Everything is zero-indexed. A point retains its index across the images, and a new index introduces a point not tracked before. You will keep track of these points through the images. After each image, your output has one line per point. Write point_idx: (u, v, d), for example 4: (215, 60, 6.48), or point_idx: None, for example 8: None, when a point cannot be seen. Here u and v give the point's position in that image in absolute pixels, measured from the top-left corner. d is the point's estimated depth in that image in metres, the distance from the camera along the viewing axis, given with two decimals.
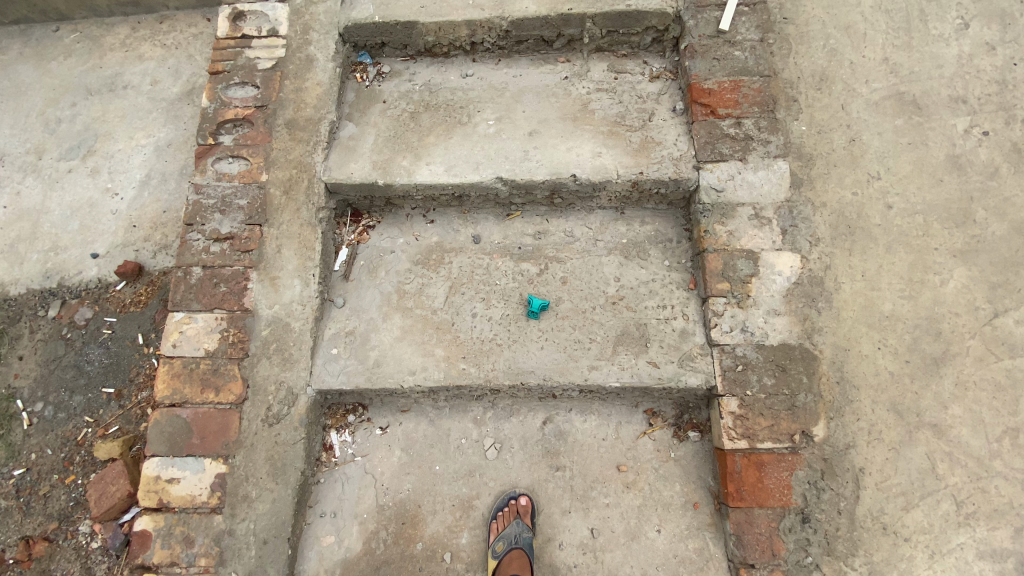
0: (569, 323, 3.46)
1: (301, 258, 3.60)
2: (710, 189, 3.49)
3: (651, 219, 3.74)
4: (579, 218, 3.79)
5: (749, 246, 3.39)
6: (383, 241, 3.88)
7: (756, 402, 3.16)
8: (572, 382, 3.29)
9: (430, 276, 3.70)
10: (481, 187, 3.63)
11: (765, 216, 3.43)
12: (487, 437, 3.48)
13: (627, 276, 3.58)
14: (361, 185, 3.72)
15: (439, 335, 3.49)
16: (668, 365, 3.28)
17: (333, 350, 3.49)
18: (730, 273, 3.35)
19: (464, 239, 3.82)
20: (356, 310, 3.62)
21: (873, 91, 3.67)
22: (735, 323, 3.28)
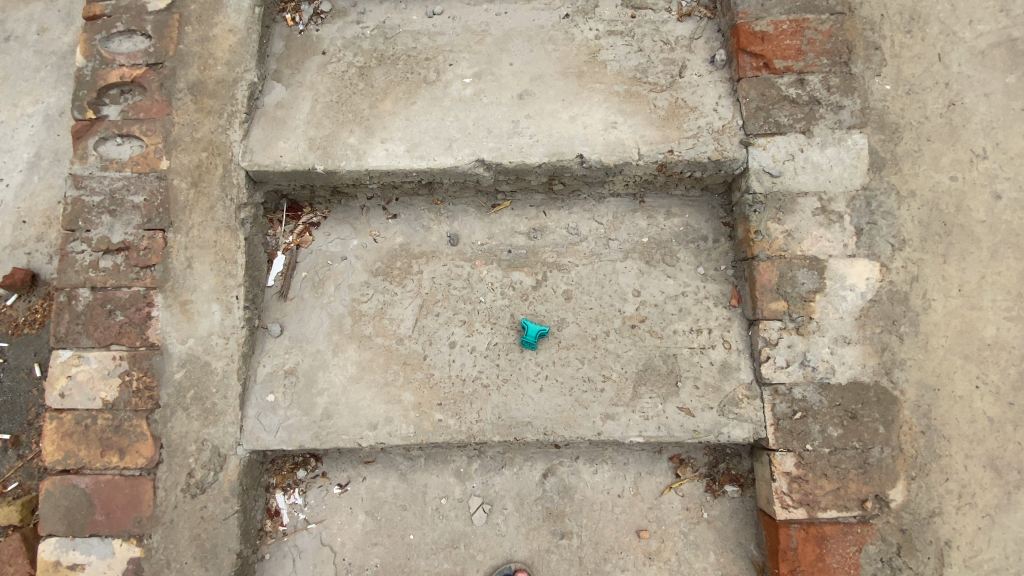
0: (575, 355, 2.66)
1: (219, 275, 2.73)
2: (763, 173, 2.60)
3: (680, 210, 2.86)
4: (585, 208, 2.88)
5: (813, 252, 2.55)
6: (330, 244, 2.96)
7: (818, 460, 2.45)
8: (580, 436, 2.54)
9: (393, 292, 2.84)
10: (456, 174, 2.69)
11: (834, 211, 2.59)
12: (473, 496, 2.78)
13: (650, 289, 2.74)
14: (295, 173, 2.77)
15: (407, 374, 2.69)
16: (705, 412, 2.53)
17: (269, 397, 2.69)
18: (788, 288, 2.54)
19: (436, 240, 2.92)
20: (298, 339, 2.78)
21: (980, 35, 2.72)
22: (793, 355, 2.51)
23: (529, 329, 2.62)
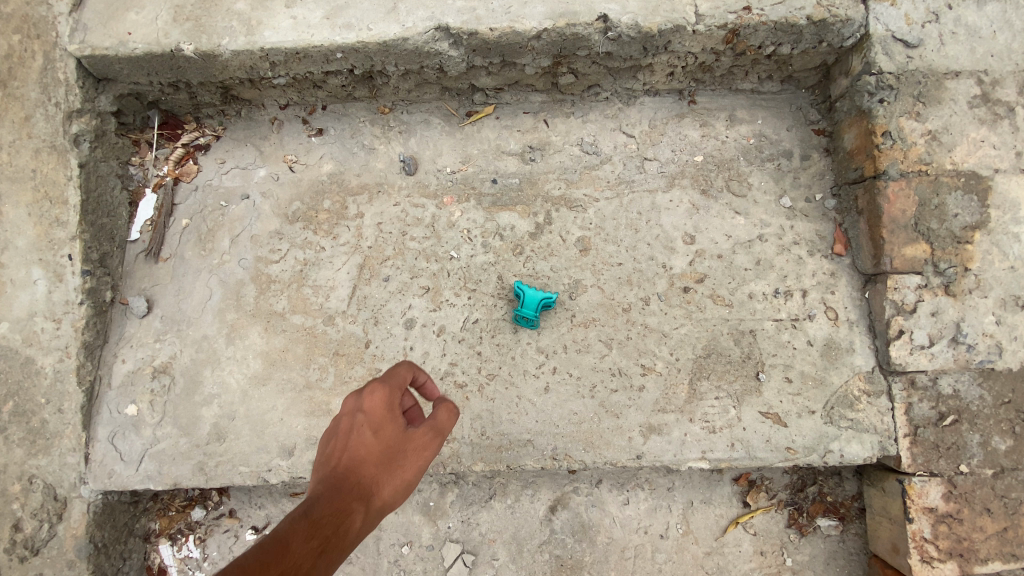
0: (598, 336, 1.74)
1: (40, 223, 1.74)
2: (894, 42, 1.63)
3: (748, 113, 1.89)
4: (606, 115, 1.92)
5: (971, 165, 1.61)
6: (225, 177, 1.97)
7: (976, 488, 1.57)
8: (607, 461, 1.65)
9: (318, 247, 1.88)
10: (406, 53, 1.70)
11: (999, 101, 1.63)
12: (449, 544, 1.89)
13: (709, 233, 1.80)
14: (153, 60, 1.75)
15: (339, 371, 1.76)
16: (801, 419, 1.65)
17: (129, 410, 1.76)
18: (933, 223, 1.59)
19: (382, 166, 1.94)
20: (175, 320, 1.83)
21: None
22: (941, 328, 1.59)
23: (529, 296, 1.68)
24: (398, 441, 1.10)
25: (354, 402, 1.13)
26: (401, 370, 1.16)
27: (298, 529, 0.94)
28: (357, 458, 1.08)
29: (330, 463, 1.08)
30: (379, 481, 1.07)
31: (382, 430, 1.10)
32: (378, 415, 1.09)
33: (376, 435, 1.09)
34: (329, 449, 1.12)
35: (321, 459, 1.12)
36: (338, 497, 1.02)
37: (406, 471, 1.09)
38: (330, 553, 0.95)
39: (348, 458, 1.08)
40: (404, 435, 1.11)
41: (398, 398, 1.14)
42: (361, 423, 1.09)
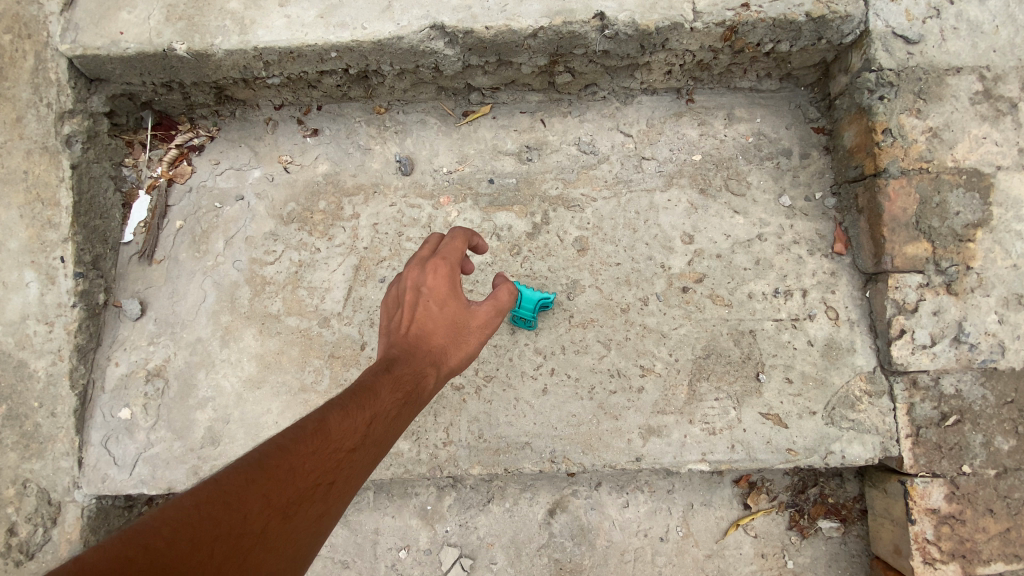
0: (596, 337, 1.72)
1: (32, 225, 1.72)
2: (894, 39, 1.61)
3: (747, 111, 1.88)
4: (604, 114, 1.90)
5: (972, 162, 1.60)
6: (219, 178, 1.95)
7: (979, 488, 1.55)
8: (606, 464, 1.63)
9: (313, 248, 1.86)
10: (401, 52, 1.69)
11: (1001, 98, 1.62)
12: (446, 547, 1.87)
13: (708, 232, 1.79)
14: (145, 60, 1.73)
15: (334, 373, 1.74)
16: (802, 420, 1.63)
17: (122, 414, 1.74)
18: (934, 221, 1.58)
19: (378, 166, 1.92)
20: (169, 322, 1.81)
21: None
22: (943, 328, 1.57)
23: (529, 296, 1.64)
24: (462, 317, 1.19)
25: (419, 275, 1.20)
26: (458, 244, 1.23)
27: (381, 382, 1.02)
28: (425, 328, 1.15)
29: (402, 330, 1.16)
30: (447, 351, 1.16)
31: (447, 302, 1.18)
32: (443, 293, 1.17)
33: (442, 310, 1.17)
34: (397, 318, 1.19)
35: (389, 327, 1.20)
36: (413, 359, 1.10)
37: (470, 344, 1.19)
38: (410, 404, 1.03)
39: (418, 326, 1.16)
40: (467, 313, 1.19)
41: (458, 270, 1.21)
42: (427, 298, 1.17)
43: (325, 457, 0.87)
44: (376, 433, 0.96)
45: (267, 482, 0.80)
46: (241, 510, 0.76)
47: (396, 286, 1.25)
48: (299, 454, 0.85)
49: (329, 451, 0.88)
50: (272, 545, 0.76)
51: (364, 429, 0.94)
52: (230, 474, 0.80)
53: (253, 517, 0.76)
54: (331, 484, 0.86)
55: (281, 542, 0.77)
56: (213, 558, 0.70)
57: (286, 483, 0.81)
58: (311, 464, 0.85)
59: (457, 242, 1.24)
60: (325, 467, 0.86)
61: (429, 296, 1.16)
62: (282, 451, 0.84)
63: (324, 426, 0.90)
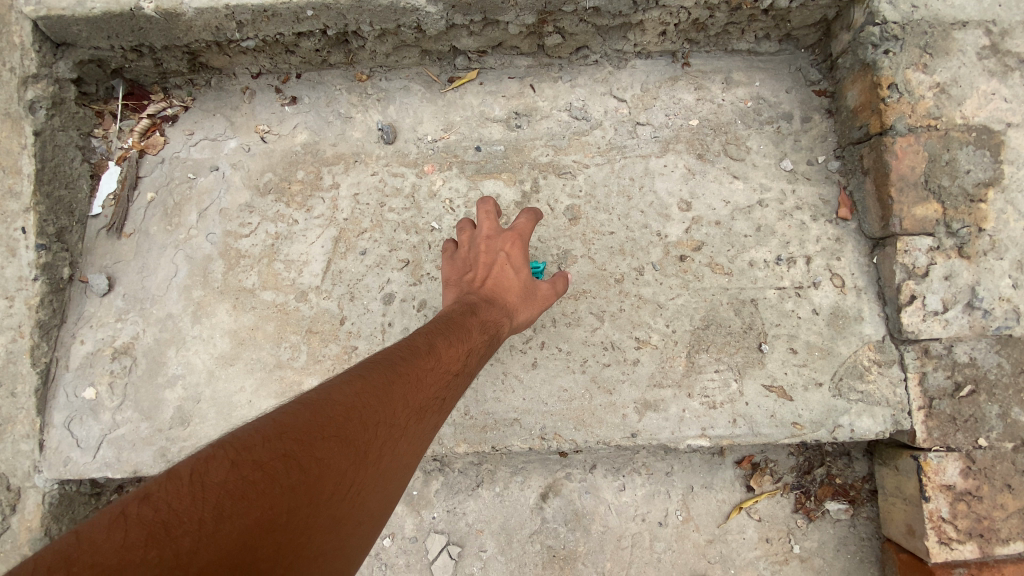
0: (589, 309, 1.63)
1: None
2: None
3: (745, 75, 1.80)
4: (596, 79, 1.82)
5: (982, 119, 1.52)
6: (193, 149, 1.86)
7: (996, 463, 1.45)
8: (600, 441, 1.54)
9: (291, 220, 1.77)
10: (380, 10, 1.59)
11: (1010, 52, 1.54)
12: (434, 534, 1.77)
13: (706, 198, 1.70)
14: (112, 21, 1.64)
15: (312, 349, 1.65)
16: (808, 392, 1.53)
17: (86, 394, 1.64)
18: (944, 180, 1.50)
19: (359, 135, 1.83)
20: (138, 298, 1.72)
21: None
22: (954, 293, 1.49)
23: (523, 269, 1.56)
24: (530, 285, 1.41)
25: (497, 242, 1.42)
26: (530, 224, 1.46)
27: (470, 323, 1.23)
28: (501, 284, 1.39)
29: (478, 284, 1.38)
30: (520, 308, 1.37)
31: (519, 269, 1.41)
32: (518, 261, 1.40)
33: (517, 274, 1.39)
34: (471, 275, 1.41)
35: (459, 282, 1.41)
36: (493, 307, 1.32)
37: (534, 307, 1.41)
38: (490, 347, 1.26)
39: (493, 285, 1.38)
40: (534, 282, 1.42)
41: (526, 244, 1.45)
42: (504, 262, 1.40)
43: (437, 376, 1.06)
44: (468, 365, 1.16)
45: (404, 386, 0.97)
46: (390, 405, 0.92)
47: (464, 250, 1.45)
48: (421, 370, 1.04)
49: (439, 371, 1.07)
50: (411, 438, 0.93)
51: (463, 358, 1.15)
52: (374, 374, 0.96)
53: (398, 413, 0.92)
54: (443, 399, 1.04)
55: (414, 438, 0.94)
56: (377, 437, 0.86)
57: (416, 391, 0.99)
58: (429, 381, 1.03)
59: (525, 222, 1.46)
60: (440, 383, 1.05)
61: (507, 261, 1.38)
62: (407, 365, 1.02)
63: (433, 353, 1.08)
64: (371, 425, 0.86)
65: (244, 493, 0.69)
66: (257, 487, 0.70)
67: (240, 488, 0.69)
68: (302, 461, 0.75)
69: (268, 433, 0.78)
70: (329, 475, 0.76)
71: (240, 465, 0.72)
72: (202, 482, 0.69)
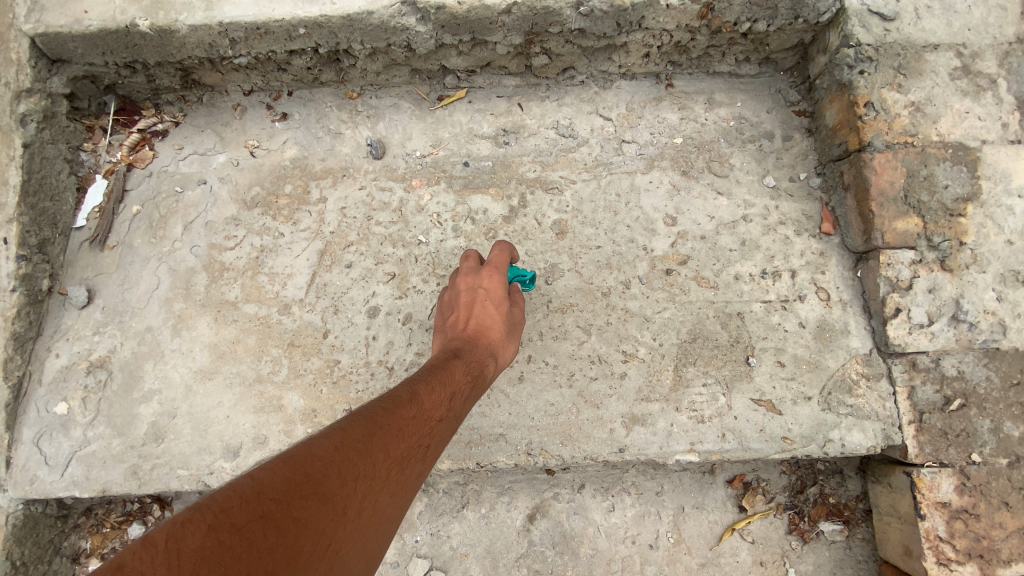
0: (576, 322, 1.62)
1: None
2: (870, 15, 1.59)
3: (727, 95, 1.84)
4: (582, 98, 1.86)
5: (957, 137, 1.56)
6: (182, 163, 1.87)
7: (991, 480, 1.43)
8: (588, 457, 1.50)
9: (277, 233, 1.76)
10: (372, 29, 1.63)
11: (981, 73, 1.60)
12: (416, 559, 1.70)
13: (691, 213, 1.72)
14: (107, 37, 1.68)
15: (294, 363, 1.61)
16: (797, 406, 1.51)
17: (57, 409, 1.59)
18: (923, 194, 1.52)
19: (348, 150, 1.85)
20: (118, 312, 1.69)
21: None
22: (938, 306, 1.49)
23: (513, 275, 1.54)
24: (510, 318, 1.44)
25: (475, 280, 1.45)
26: (506, 256, 1.49)
27: (454, 367, 1.21)
28: (484, 321, 1.40)
29: (462, 327, 1.40)
30: (504, 343, 1.40)
31: (500, 304, 1.43)
32: (497, 295, 1.42)
33: (497, 308, 1.41)
34: (455, 317, 1.43)
35: (446, 326, 1.44)
36: (478, 347, 1.33)
37: (515, 342, 1.44)
38: (474, 387, 1.24)
39: (477, 324, 1.39)
40: (512, 315, 1.45)
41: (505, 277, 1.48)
42: (483, 297, 1.42)
43: (421, 424, 1.01)
44: (451, 410, 1.12)
45: (387, 434, 0.91)
46: (372, 456, 0.86)
47: (450, 293, 1.49)
48: (406, 416, 0.99)
49: (421, 420, 1.01)
50: (392, 491, 0.88)
51: (448, 402, 1.12)
52: (356, 425, 0.90)
53: (380, 464, 0.87)
54: (426, 448, 1.00)
55: (394, 492, 0.88)
56: (356, 492, 0.79)
57: (399, 440, 0.93)
58: (413, 430, 0.97)
59: (503, 253, 1.50)
60: (424, 431, 1.01)
61: (487, 297, 1.40)
62: (389, 413, 0.97)
63: (416, 400, 1.04)
64: (352, 479, 0.80)
65: (222, 559, 0.61)
66: (232, 557, 0.62)
67: (217, 555, 0.62)
68: (281, 522, 0.68)
69: (247, 493, 0.71)
70: (309, 535, 0.70)
71: (217, 529, 0.65)
72: (178, 550, 0.61)
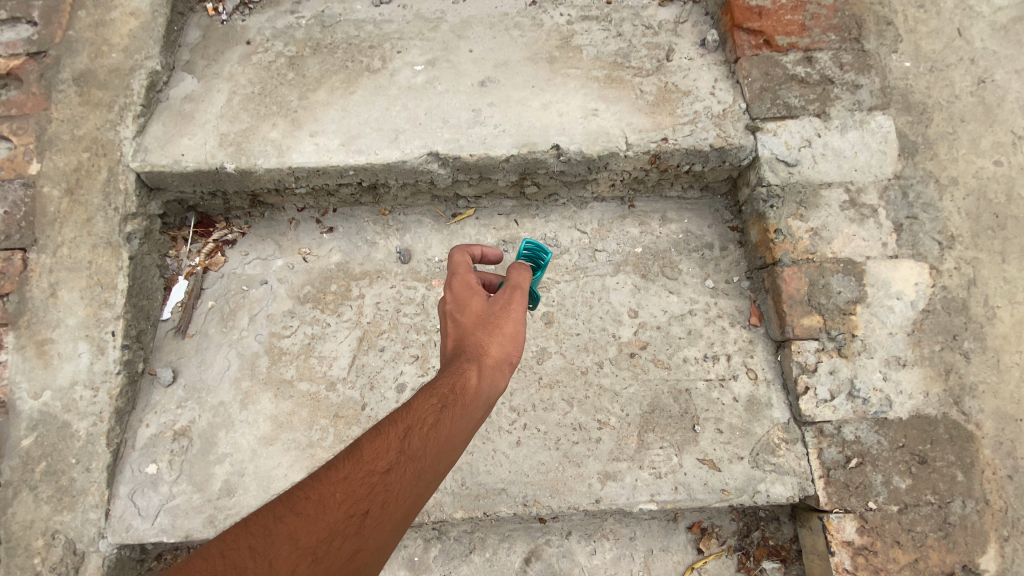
0: (561, 396, 2.06)
1: (90, 304, 2.06)
2: (777, 163, 2.13)
3: (677, 214, 2.37)
4: (564, 216, 2.38)
5: (847, 253, 2.06)
6: (247, 267, 2.35)
7: (884, 522, 1.84)
8: (572, 506, 1.90)
9: (324, 323, 2.22)
10: (405, 171, 2.17)
11: (865, 204, 2.11)
12: None
13: (649, 308, 2.20)
14: (200, 175, 2.20)
15: (338, 431, 2.03)
16: (733, 464, 1.94)
17: (148, 469, 2.00)
18: (822, 298, 2.01)
19: (381, 256, 2.34)
20: (196, 389, 2.13)
21: (1000, 9, 2.37)
22: (838, 385, 1.95)
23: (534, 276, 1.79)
24: (488, 310, 1.53)
25: (447, 303, 1.61)
26: (466, 260, 1.64)
27: (416, 404, 1.34)
28: (463, 329, 1.52)
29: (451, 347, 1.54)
30: (485, 337, 1.48)
31: (470, 307, 1.55)
32: (461, 303, 1.56)
33: (468, 313, 1.54)
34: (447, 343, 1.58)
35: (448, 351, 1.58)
36: (454, 364, 1.43)
37: (503, 327, 1.51)
38: (446, 407, 1.31)
39: (458, 337, 1.52)
40: (488, 307, 1.54)
41: (474, 281, 1.61)
42: (454, 312, 1.57)
43: (357, 489, 1.15)
44: (403, 454, 1.21)
45: (300, 519, 1.09)
46: (279, 547, 1.04)
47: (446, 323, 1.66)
48: (339, 484, 1.15)
49: (356, 485, 1.15)
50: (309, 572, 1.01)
51: (399, 445, 1.23)
52: (276, 516, 1.11)
53: (293, 549, 1.04)
54: (361, 516, 1.10)
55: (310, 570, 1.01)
56: None
57: (317, 521, 1.08)
58: (337, 503, 1.12)
59: (464, 264, 1.64)
60: (362, 493, 1.14)
61: (453, 311, 1.55)
62: (313, 494, 1.14)
63: (352, 463, 1.19)
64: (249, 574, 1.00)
65: None
66: None
67: None
68: None
69: None
70: None
71: None
72: None
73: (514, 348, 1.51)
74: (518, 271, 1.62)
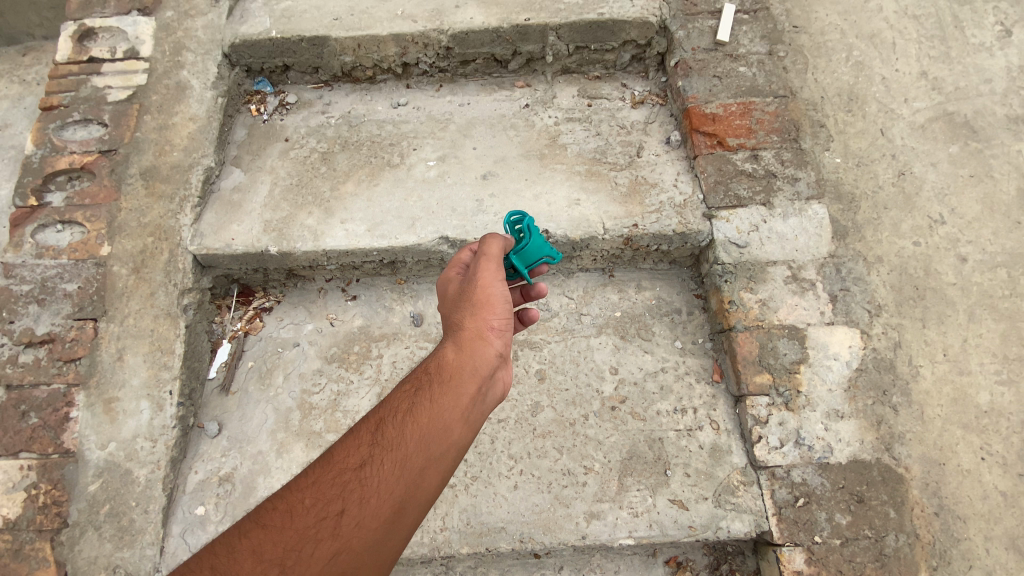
0: (553, 444, 2.41)
1: (152, 367, 2.43)
2: (731, 245, 2.55)
3: (650, 283, 2.77)
4: (554, 285, 2.78)
5: (791, 321, 2.45)
6: (282, 330, 2.73)
7: (829, 554, 2.15)
8: (562, 542, 2.22)
9: (348, 380, 2.59)
10: (419, 252, 2.59)
11: (805, 279, 2.52)
12: None
13: (627, 366, 2.57)
14: (247, 256, 2.62)
15: None
16: (699, 503, 2.27)
17: (197, 511, 2.33)
18: (771, 359, 2.39)
19: (398, 321, 2.73)
20: (238, 439, 2.47)
21: (916, 111, 2.84)
22: (786, 434, 2.30)
23: (533, 248, 1.96)
24: (460, 292, 1.84)
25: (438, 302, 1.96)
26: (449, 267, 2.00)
27: (398, 395, 1.66)
28: (446, 316, 1.85)
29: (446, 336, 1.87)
30: (460, 313, 1.79)
31: (451, 296, 1.89)
32: (443, 298, 1.91)
33: (448, 301, 1.88)
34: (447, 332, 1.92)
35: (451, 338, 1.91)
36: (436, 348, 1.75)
37: (472, 296, 1.80)
38: (422, 388, 1.62)
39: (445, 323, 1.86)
40: (461, 289, 1.86)
41: (454, 277, 1.96)
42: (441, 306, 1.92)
43: (336, 487, 1.46)
44: (379, 444, 1.52)
45: (288, 522, 1.40)
46: (273, 546, 1.37)
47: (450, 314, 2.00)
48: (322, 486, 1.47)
49: (334, 487, 1.46)
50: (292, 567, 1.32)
51: (376, 436, 1.54)
52: (270, 520, 1.43)
53: (283, 546, 1.36)
54: (335, 512, 1.40)
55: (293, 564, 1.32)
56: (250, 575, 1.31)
57: (300, 523, 1.40)
58: (316, 506, 1.42)
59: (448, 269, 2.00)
60: (339, 490, 1.45)
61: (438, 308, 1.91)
62: (300, 500, 1.46)
63: (332, 468, 1.51)
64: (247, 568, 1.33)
65: None
66: None
67: None
68: None
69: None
70: None
71: None
72: None
73: (492, 310, 1.79)
74: (488, 242, 1.90)
